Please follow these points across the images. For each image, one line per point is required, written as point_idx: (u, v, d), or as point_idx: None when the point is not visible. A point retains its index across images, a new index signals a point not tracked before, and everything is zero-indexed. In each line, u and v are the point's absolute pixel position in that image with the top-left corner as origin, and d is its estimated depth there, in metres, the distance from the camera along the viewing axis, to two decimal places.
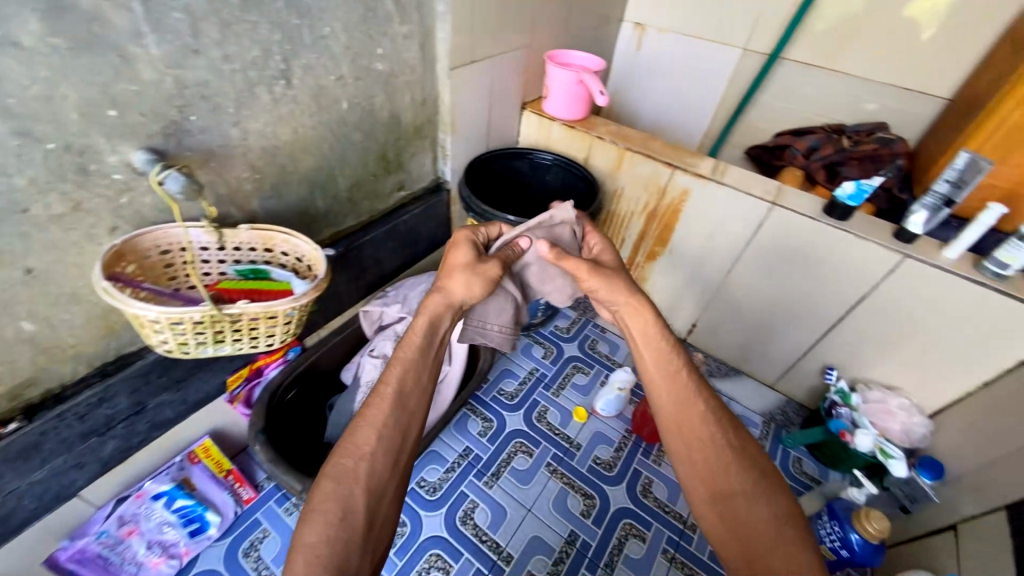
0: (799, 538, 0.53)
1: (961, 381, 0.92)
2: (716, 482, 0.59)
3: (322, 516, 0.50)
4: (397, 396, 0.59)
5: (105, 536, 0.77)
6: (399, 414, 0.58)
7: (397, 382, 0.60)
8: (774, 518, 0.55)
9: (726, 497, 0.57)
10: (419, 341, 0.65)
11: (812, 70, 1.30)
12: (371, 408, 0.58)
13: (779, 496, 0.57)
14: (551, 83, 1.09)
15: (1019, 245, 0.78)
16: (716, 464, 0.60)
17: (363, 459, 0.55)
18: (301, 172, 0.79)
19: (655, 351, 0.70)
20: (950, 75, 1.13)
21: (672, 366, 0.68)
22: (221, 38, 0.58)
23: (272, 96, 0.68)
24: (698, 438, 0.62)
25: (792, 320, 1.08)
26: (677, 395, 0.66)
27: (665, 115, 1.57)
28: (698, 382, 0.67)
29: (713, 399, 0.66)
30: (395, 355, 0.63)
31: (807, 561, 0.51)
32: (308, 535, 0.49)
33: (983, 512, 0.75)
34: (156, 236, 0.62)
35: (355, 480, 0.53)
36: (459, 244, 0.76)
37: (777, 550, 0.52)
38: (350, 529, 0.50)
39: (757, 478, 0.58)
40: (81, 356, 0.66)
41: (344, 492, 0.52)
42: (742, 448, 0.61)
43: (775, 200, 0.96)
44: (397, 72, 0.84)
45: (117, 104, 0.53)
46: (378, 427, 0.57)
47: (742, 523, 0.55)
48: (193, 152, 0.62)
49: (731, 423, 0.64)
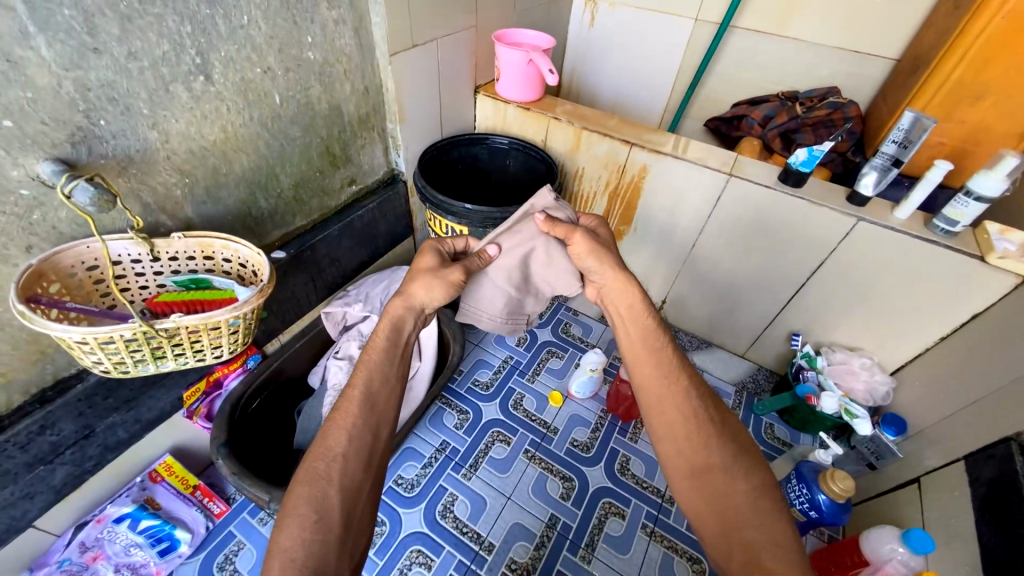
0: (774, 507, 0.54)
1: (919, 338, 0.94)
2: (695, 457, 0.59)
3: (296, 520, 0.48)
4: (365, 396, 0.59)
5: (67, 564, 0.73)
6: (368, 415, 0.58)
7: (364, 384, 0.59)
8: (752, 490, 0.55)
9: (704, 471, 0.58)
10: (383, 343, 0.64)
11: (763, 37, 1.29)
12: (339, 412, 0.57)
13: (755, 469, 0.57)
14: (502, 65, 1.06)
15: (966, 202, 0.79)
16: (696, 439, 0.60)
17: (335, 461, 0.53)
18: (237, 174, 0.75)
19: (641, 327, 0.70)
20: (895, 35, 1.14)
21: (658, 344, 0.68)
22: (123, 34, 0.54)
23: (191, 94, 0.64)
24: (679, 414, 0.62)
25: (757, 289, 1.08)
26: (661, 370, 0.66)
27: (624, 91, 1.55)
28: (679, 358, 0.67)
29: (693, 374, 0.66)
30: (361, 358, 0.62)
31: (783, 530, 0.51)
32: (284, 541, 0.47)
33: (944, 464, 0.77)
34: (80, 251, 0.58)
35: (329, 481, 0.51)
36: (425, 252, 0.74)
37: (755, 520, 0.53)
38: (326, 531, 0.48)
39: (736, 451, 0.59)
40: (14, 384, 0.62)
41: (318, 494, 0.50)
42: (722, 422, 0.62)
43: (732, 171, 0.96)
44: (331, 60, 0.81)
45: (13, 113, 0.49)
46: (348, 428, 0.56)
47: (719, 495, 0.56)
48: (107, 159, 0.58)
49: (711, 397, 0.65)
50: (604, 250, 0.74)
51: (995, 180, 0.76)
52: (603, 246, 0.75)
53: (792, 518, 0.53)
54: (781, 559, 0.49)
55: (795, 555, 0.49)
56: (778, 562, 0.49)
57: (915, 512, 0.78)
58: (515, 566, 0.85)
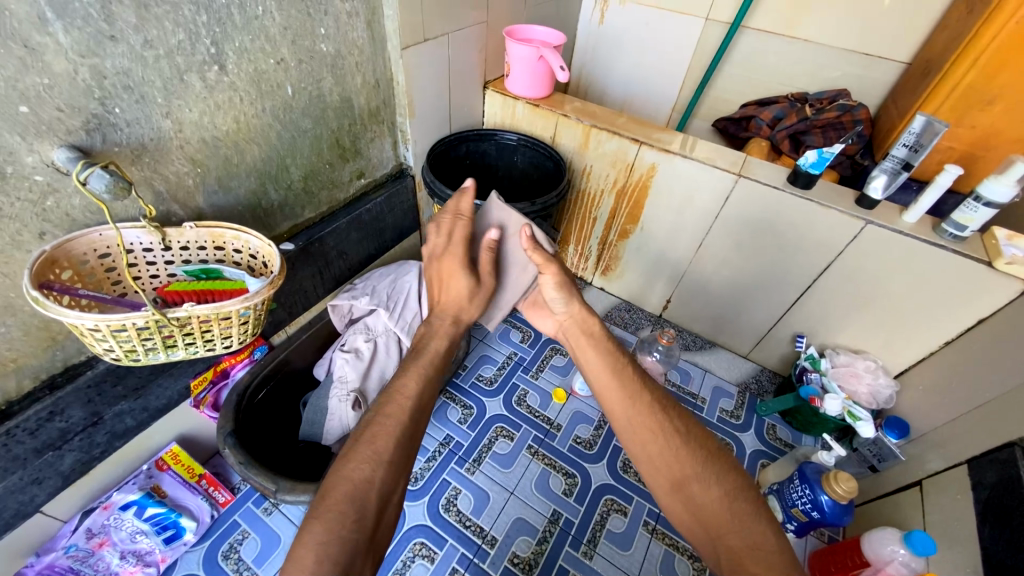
0: (750, 509, 0.53)
1: (924, 342, 0.94)
2: (669, 470, 0.58)
3: (334, 516, 0.46)
4: (415, 408, 0.57)
5: (74, 549, 0.73)
6: (413, 427, 0.56)
7: (416, 396, 0.58)
8: (726, 494, 0.55)
9: (683, 484, 0.57)
10: (436, 358, 0.64)
11: (773, 38, 1.29)
12: (386, 417, 0.55)
13: (728, 473, 0.56)
14: (511, 60, 1.06)
15: (976, 206, 0.79)
16: (668, 454, 0.58)
17: (378, 465, 0.50)
18: (248, 164, 0.76)
19: (602, 353, 0.69)
20: (908, 38, 1.13)
21: (618, 364, 0.67)
22: (139, 22, 0.54)
23: (205, 83, 0.64)
24: (648, 431, 0.60)
25: (763, 291, 1.08)
26: (624, 389, 0.64)
27: (633, 89, 1.55)
28: (642, 375, 0.66)
29: (656, 387, 0.65)
30: (414, 367, 0.61)
31: (766, 533, 0.52)
32: (320, 533, 0.45)
33: (946, 468, 0.78)
34: (92, 239, 0.58)
35: (370, 486, 0.49)
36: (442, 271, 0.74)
37: (734, 526, 0.53)
38: (362, 531, 0.46)
39: (707, 455, 0.58)
40: (26, 370, 0.62)
41: (359, 495, 0.48)
42: (688, 430, 0.60)
43: (741, 172, 0.95)
44: (343, 53, 0.81)
45: (29, 100, 0.49)
46: (395, 435, 0.53)
47: (699, 508, 0.55)
48: (121, 147, 0.58)
49: (673, 406, 0.62)
50: (568, 282, 0.74)
51: (1005, 184, 0.76)
52: (568, 279, 0.75)
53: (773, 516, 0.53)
54: (763, 562, 0.49)
55: (778, 556, 0.50)
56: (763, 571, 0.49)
57: (917, 515, 0.79)
58: (517, 561, 0.86)
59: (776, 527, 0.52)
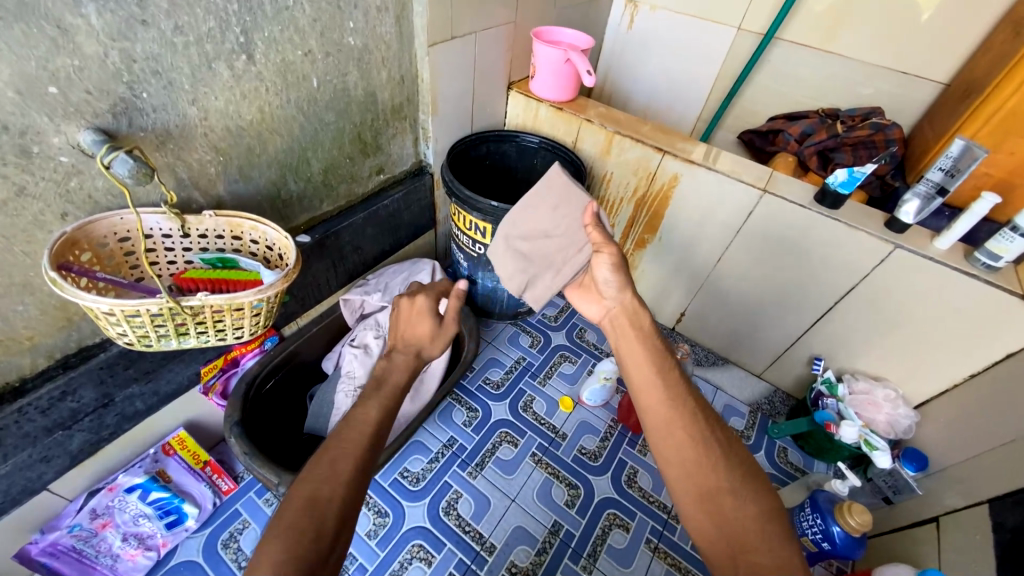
0: (779, 532, 0.51)
1: (948, 374, 0.91)
2: (703, 479, 0.56)
3: (293, 533, 0.44)
4: (374, 434, 0.56)
5: (78, 529, 0.73)
6: (372, 453, 0.54)
7: (375, 424, 0.57)
8: (759, 514, 0.53)
9: (713, 495, 0.55)
10: (398, 390, 0.64)
11: (806, 51, 1.26)
12: (341, 442, 0.54)
13: (763, 493, 0.55)
14: (538, 61, 1.05)
15: (1012, 236, 0.75)
16: (705, 464, 0.56)
17: (338, 483, 0.49)
18: (270, 155, 0.75)
19: (650, 348, 0.67)
20: (947, 57, 1.10)
21: (666, 363, 0.65)
22: (170, 8, 0.54)
23: (233, 72, 0.64)
24: (687, 436, 0.58)
25: (780, 311, 1.06)
26: (669, 389, 0.62)
27: (658, 97, 1.53)
28: (686, 381, 0.64)
29: (700, 398, 0.63)
30: (374, 396, 0.61)
31: (795, 558, 0.49)
32: (278, 549, 0.42)
33: (966, 505, 0.75)
34: (113, 222, 0.58)
35: (330, 503, 0.47)
36: (419, 313, 0.76)
37: (763, 545, 0.50)
38: (320, 551, 0.44)
39: (745, 472, 0.56)
40: (40, 348, 0.63)
41: (320, 512, 0.46)
42: (729, 446, 0.59)
43: (767, 187, 0.93)
44: (370, 47, 0.80)
45: (59, 80, 0.49)
46: (355, 457, 0.52)
47: (726, 522, 0.53)
48: (146, 132, 0.58)
49: (716, 419, 0.61)
50: (628, 269, 0.73)
51: None
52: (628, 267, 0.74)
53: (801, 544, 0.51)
54: None
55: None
56: None
57: (932, 552, 0.76)
58: (515, 570, 0.84)
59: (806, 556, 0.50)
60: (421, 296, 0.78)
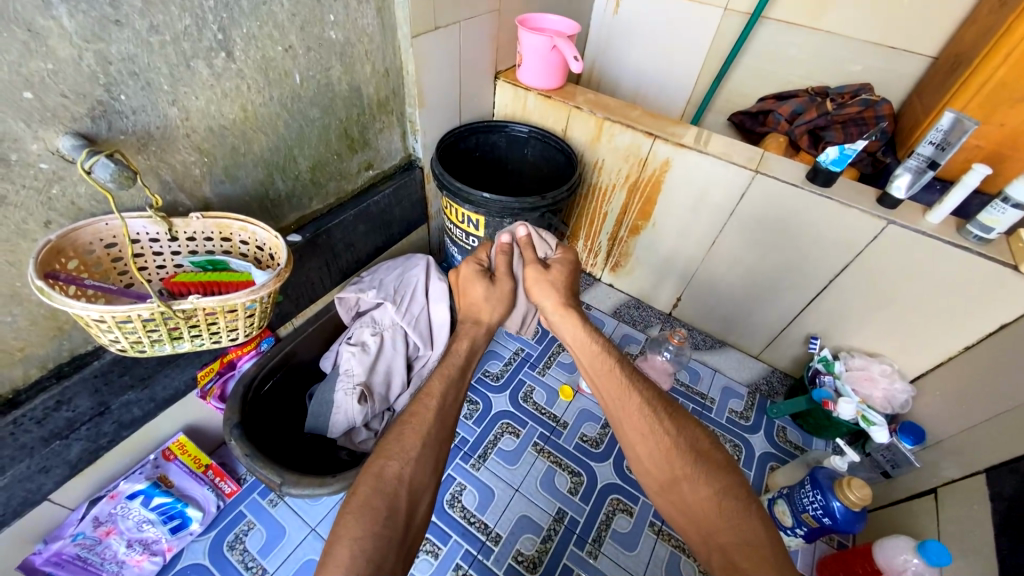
0: (740, 508, 0.51)
1: (942, 347, 0.91)
2: (660, 471, 0.57)
3: (369, 513, 0.48)
4: (441, 409, 0.60)
5: (82, 537, 0.73)
6: (440, 427, 0.58)
7: (440, 396, 0.61)
8: (717, 493, 0.53)
9: (673, 484, 0.55)
10: (459, 361, 0.67)
11: (794, 29, 1.25)
12: (413, 418, 0.58)
13: (719, 471, 0.54)
14: (524, 50, 1.04)
15: (1003, 207, 0.75)
16: (658, 455, 0.57)
17: (408, 461, 0.53)
18: (256, 154, 0.74)
19: (590, 356, 0.69)
20: (935, 30, 1.09)
21: (606, 365, 0.67)
22: (144, 7, 0.53)
23: (212, 70, 0.63)
24: (638, 433, 0.59)
25: (776, 291, 1.06)
26: (613, 391, 0.64)
27: (646, 82, 1.52)
28: (630, 376, 0.64)
29: (647, 387, 0.63)
30: (436, 372, 0.64)
31: (757, 530, 0.49)
32: (354, 528, 0.46)
33: (963, 476, 0.76)
34: (98, 228, 0.57)
35: (400, 481, 0.51)
36: (468, 279, 0.80)
37: (725, 525, 0.50)
38: (394, 528, 0.48)
39: (696, 454, 0.56)
40: (32, 359, 0.62)
41: (390, 491, 0.50)
42: (679, 430, 0.58)
43: (758, 168, 0.93)
44: (352, 40, 0.79)
45: (33, 85, 0.48)
46: (423, 435, 0.56)
47: (689, 509, 0.53)
48: (127, 135, 0.57)
49: (664, 405, 0.61)
50: (552, 287, 0.77)
51: None
52: (552, 279, 0.78)
53: (763, 512, 0.51)
54: (754, 562, 0.47)
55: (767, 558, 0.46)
56: (751, 565, 0.46)
57: (931, 523, 0.77)
58: (522, 558, 0.85)
59: (768, 524, 0.49)
60: (467, 264, 0.82)
